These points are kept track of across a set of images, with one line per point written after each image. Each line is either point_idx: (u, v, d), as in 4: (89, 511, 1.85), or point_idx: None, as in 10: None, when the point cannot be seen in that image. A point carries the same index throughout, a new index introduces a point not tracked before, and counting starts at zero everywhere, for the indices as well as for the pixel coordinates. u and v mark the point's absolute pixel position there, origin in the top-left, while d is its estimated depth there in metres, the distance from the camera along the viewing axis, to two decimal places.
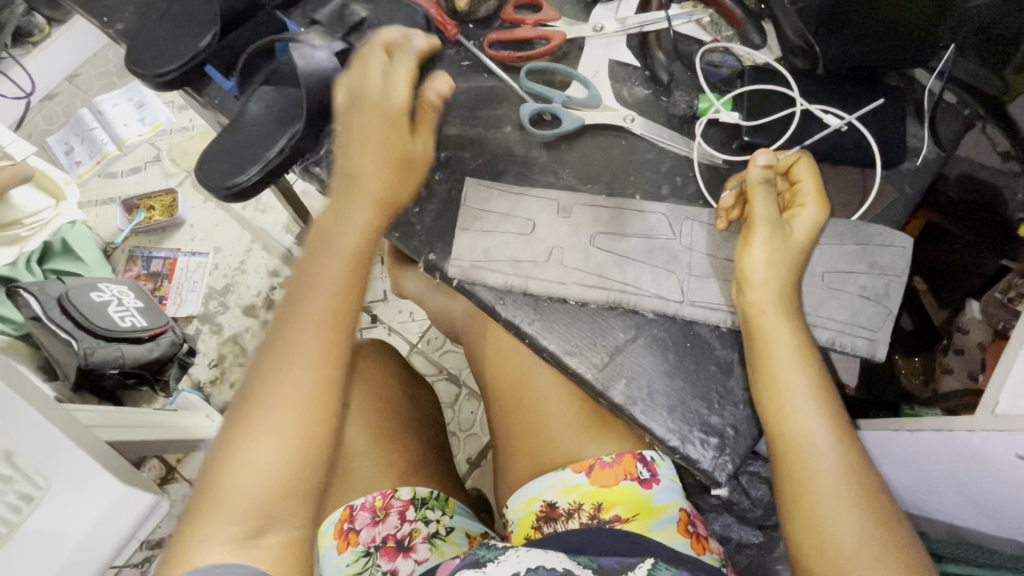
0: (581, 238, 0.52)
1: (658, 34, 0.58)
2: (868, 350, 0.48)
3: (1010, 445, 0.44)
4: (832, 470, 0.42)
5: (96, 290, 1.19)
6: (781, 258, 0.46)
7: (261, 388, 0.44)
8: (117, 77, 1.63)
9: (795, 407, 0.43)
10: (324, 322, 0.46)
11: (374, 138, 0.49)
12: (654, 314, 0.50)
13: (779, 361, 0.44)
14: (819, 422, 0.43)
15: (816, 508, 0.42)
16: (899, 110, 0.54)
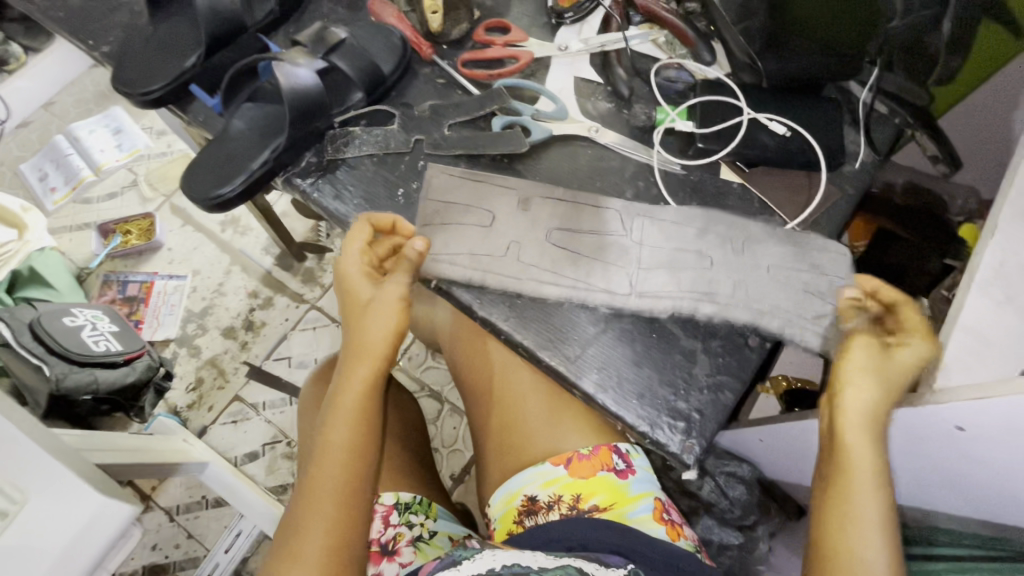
0: (538, 233, 0.56)
1: (618, 53, 0.63)
2: (811, 342, 0.52)
3: (948, 417, 0.47)
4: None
5: (69, 315, 1.18)
6: (874, 379, 0.46)
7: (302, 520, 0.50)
8: (94, 104, 1.64)
9: (864, 523, 0.44)
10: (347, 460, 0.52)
11: (363, 302, 0.55)
12: (605, 310, 0.53)
13: (855, 477, 0.44)
14: (868, 467, 0.45)
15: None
16: (837, 118, 0.59)
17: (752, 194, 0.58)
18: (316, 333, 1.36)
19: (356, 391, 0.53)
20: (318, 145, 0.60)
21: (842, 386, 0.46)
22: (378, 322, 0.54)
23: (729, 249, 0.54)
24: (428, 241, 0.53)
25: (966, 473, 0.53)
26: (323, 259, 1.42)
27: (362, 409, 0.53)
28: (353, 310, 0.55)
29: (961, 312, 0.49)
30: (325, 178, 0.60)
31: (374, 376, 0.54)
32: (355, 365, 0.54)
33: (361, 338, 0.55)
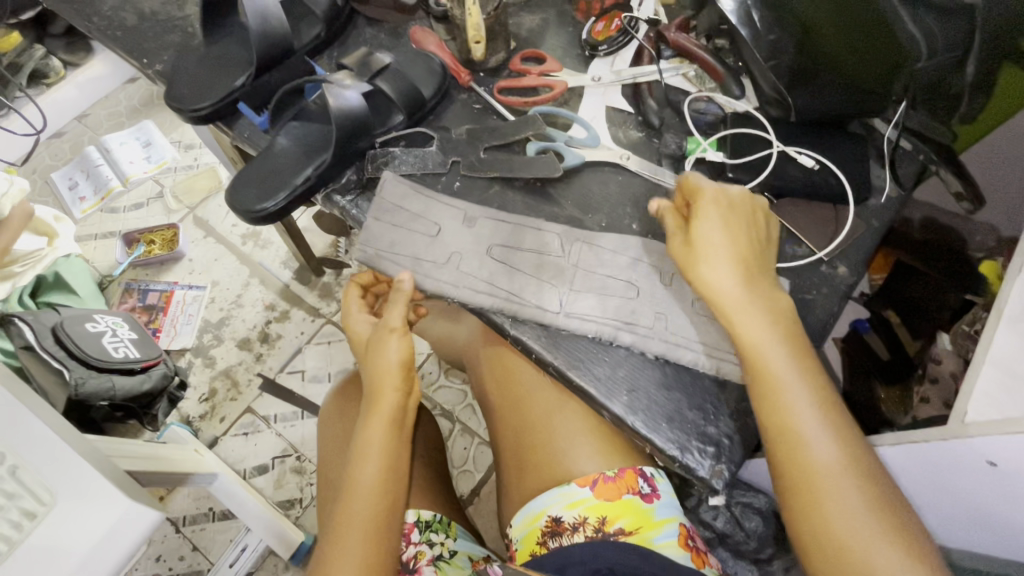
0: (480, 247, 0.58)
1: (650, 85, 0.66)
2: (737, 375, 0.52)
3: (979, 451, 0.47)
4: (830, 469, 0.46)
5: (92, 320, 1.20)
6: (724, 256, 0.50)
7: (345, 515, 0.55)
8: (126, 117, 1.69)
9: (798, 431, 0.47)
10: (384, 456, 0.57)
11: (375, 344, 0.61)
12: (534, 323, 0.55)
13: (770, 374, 0.48)
14: (779, 353, 0.48)
15: (846, 543, 0.44)
16: (862, 154, 0.61)
17: (779, 224, 0.59)
18: (330, 347, 1.37)
19: (377, 424, 0.58)
20: (359, 164, 0.63)
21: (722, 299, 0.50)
22: (385, 356, 0.60)
23: (663, 275, 0.56)
24: (410, 274, 0.57)
25: (993, 510, 0.53)
26: (340, 275, 1.44)
27: (385, 441, 0.57)
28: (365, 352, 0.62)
29: (991, 346, 0.49)
30: (363, 196, 0.62)
31: (395, 411, 0.59)
32: (378, 400, 0.59)
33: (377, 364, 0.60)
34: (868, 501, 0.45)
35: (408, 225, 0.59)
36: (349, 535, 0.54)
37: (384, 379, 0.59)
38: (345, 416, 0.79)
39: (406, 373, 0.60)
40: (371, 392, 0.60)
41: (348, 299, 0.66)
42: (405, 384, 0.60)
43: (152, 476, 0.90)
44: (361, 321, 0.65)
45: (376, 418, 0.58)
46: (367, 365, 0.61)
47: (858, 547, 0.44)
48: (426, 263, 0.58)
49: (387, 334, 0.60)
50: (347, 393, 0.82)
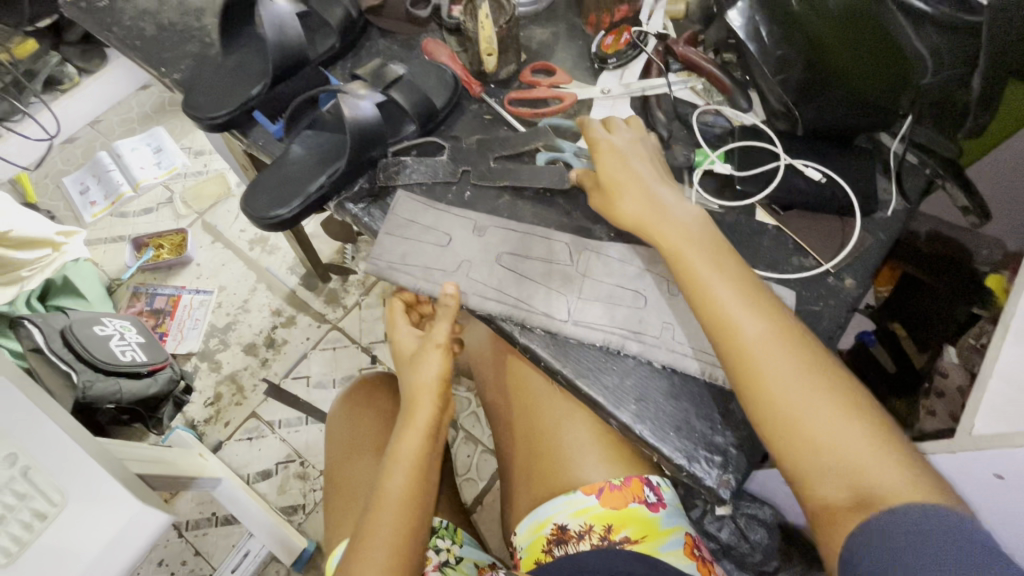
0: (489, 255, 0.59)
1: (658, 97, 0.67)
2: None
3: (987, 463, 0.48)
4: (762, 344, 0.46)
5: (100, 323, 1.21)
6: (634, 184, 0.55)
7: (373, 524, 0.55)
8: (138, 123, 1.72)
9: (727, 315, 0.47)
10: (414, 468, 0.57)
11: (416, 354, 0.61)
12: (543, 331, 0.55)
13: (690, 266, 0.50)
14: (699, 249, 0.50)
15: (800, 420, 0.44)
16: (868, 168, 0.62)
17: (787, 236, 0.60)
18: (335, 353, 1.38)
19: (413, 436, 0.58)
20: (371, 172, 0.64)
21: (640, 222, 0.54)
22: (425, 372, 0.59)
23: (671, 284, 0.57)
24: (456, 286, 0.56)
25: (1001, 523, 0.53)
26: (347, 281, 1.45)
27: (420, 453, 0.57)
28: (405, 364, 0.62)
29: (999, 359, 0.50)
30: (375, 204, 0.63)
31: (430, 423, 0.59)
32: (413, 412, 0.59)
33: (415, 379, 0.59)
34: (800, 364, 0.45)
35: (419, 233, 0.60)
36: (376, 544, 0.54)
37: (421, 392, 0.59)
38: (355, 422, 0.80)
39: (445, 388, 0.60)
40: (406, 404, 0.60)
41: (392, 307, 0.64)
42: (442, 400, 0.60)
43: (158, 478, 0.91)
44: (407, 332, 0.63)
45: (410, 430, 0.58)
46: (404, 378, 0.61)
47: (812, 425, 0.43)
48: (437, 270, 0.58)
49: (430, 347, 0.59)
50: (358, 398, 0.83)
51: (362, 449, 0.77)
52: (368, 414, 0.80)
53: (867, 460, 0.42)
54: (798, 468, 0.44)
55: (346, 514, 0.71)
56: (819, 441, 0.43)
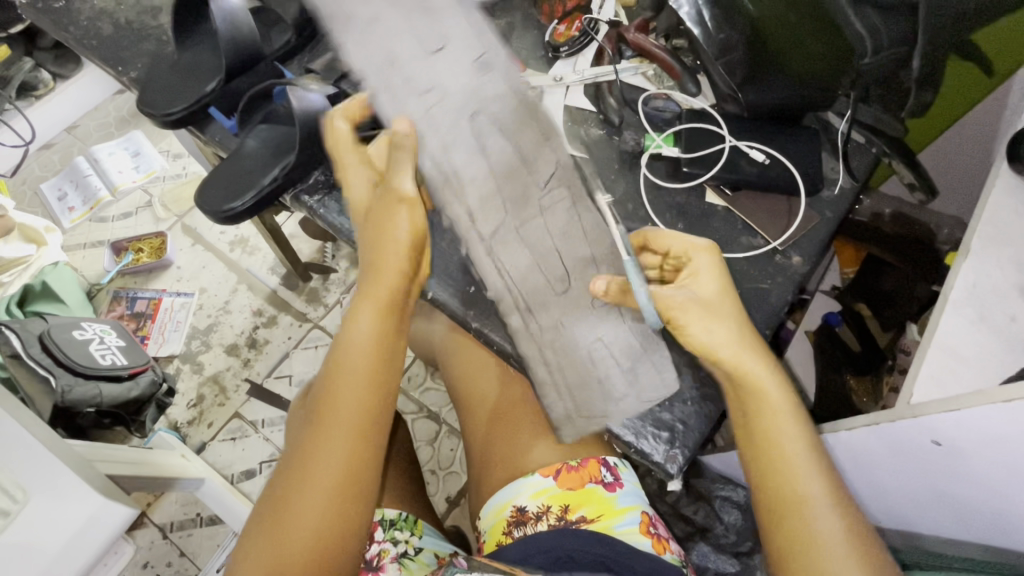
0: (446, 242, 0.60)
1: (610, 84, 0.67)
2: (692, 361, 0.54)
3: (924, 431, 0.49)
4: (780, 407, 0.49)
5: (79, 328, 1.21)
6: None
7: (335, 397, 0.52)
8: (115, 128, 1.71)
9: (769, 398, 0.49)
10: (376, 337, 0.54)
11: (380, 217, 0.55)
12: (493, 315, 0.57)
13: (713, 310, 0.50)
14: (710, 284, 0.51)
15: (790, 482, 0.47)
16: (815, 148, 0.62)
17: (735, 217, 0.61)
18: (317, 352, 1.38)
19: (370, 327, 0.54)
20: (327, 165, 0.64)
21: (712, 349, 0.49)
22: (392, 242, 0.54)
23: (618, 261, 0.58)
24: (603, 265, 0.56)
25: (945, 490, 0.54)
26: (327, 280, 1.45)
27: (377, 339, 0.54)
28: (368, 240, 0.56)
29: (937, 331, 0.52)
30: (331, 196, 0.63)
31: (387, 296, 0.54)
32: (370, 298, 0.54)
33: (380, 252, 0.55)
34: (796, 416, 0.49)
35: None
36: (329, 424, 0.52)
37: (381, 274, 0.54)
38: None
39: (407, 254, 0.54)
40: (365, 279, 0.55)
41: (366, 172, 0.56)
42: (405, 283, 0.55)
43: (138, 481, 0.91)
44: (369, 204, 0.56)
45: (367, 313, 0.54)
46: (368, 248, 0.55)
47: (794, 472, 0.47)
48: None
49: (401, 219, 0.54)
50: None
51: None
52: None
53: (820, 501, 0.46)
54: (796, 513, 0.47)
55: None
56: (805, 506, 0.47)
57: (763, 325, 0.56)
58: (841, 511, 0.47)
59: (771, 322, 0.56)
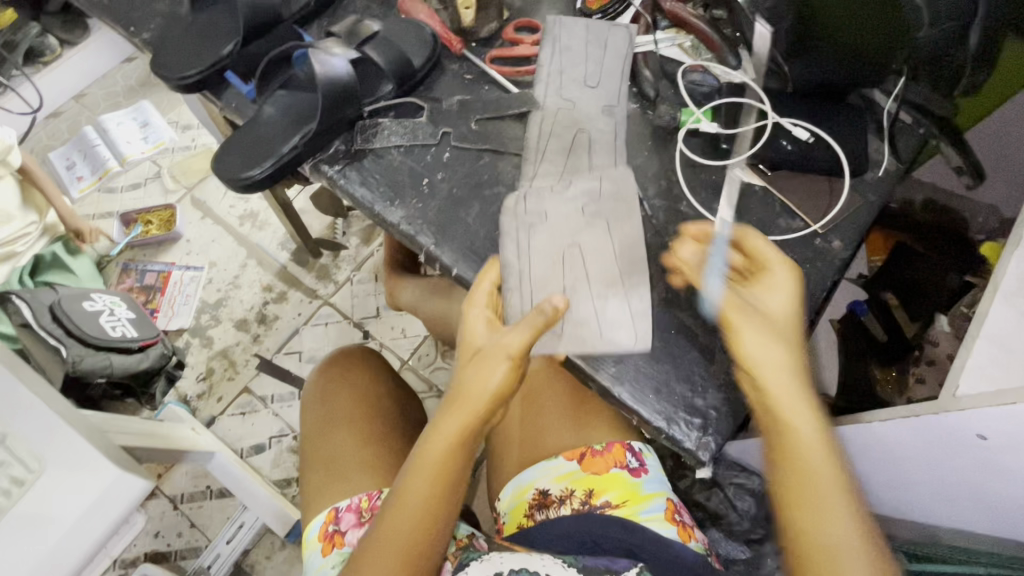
0: (472, 218, 0.58)
1: (646, 55, 0.64)
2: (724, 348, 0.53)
3: (970, 424, 0.47)
4: (813, 444, 0.45)
5: (89, 299, 1.19)
6: None
7: (419, 467, 0.51)
8: (123, 97, 1.68)
9: (788, 398, 0.46)
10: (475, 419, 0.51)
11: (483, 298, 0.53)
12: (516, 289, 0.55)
13: (750, 319, 0.47)
14: (778, 296, 0.48)
15: (816, 510, 0.44)
16: (859, 127, 0.59)
17: (774, 197, 0.58)
18: (327, 329, 1.37)
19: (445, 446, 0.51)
20: (348, 134, 0.62)
21: (753, 363, 0.47)
22: (486, 378, 0.50)
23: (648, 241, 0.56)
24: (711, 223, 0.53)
25: (984, 486, 0.53)
26: (338, 257, 1.43)
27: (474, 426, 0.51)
28: (466, 356, 0.53)
29: (987, 320, 0.50)
30: (351, 165, 0.60)
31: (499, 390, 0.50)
32: (451, 416, 0.51)
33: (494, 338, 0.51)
34: (823, 436, 0.46)
35: (401, 193, 0.59)
36: (409, 496, 0.51)
37: (493, 356, 0.50)
38: (335, 397, 0.80)
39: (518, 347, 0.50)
40: (473, 356, 0.51)
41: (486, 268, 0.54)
42: (490, 413, 0.51)
43: (151, 452, 0.92)
44: (479, 319, 0.53)
45: (475, 387, 0.50)
46: (477, 322, 0.52)
47: (827, 519, 0.44)
48: (419, 227, 0.58)
49: (501, 346, 0.50)
50: (334, 370, 0.83)
51: (341, 424, 0.76)
52: (348, 385, 0.81)
53: (848, 551, 0.43)
54: (812, 541, 0.44)
55: (327, 483, 0.72)
56: (834, 538, 0.43)
57: (803, 311, 0.54)
58: (875, 560, 0.43)
59: (809, 308, 0.54)
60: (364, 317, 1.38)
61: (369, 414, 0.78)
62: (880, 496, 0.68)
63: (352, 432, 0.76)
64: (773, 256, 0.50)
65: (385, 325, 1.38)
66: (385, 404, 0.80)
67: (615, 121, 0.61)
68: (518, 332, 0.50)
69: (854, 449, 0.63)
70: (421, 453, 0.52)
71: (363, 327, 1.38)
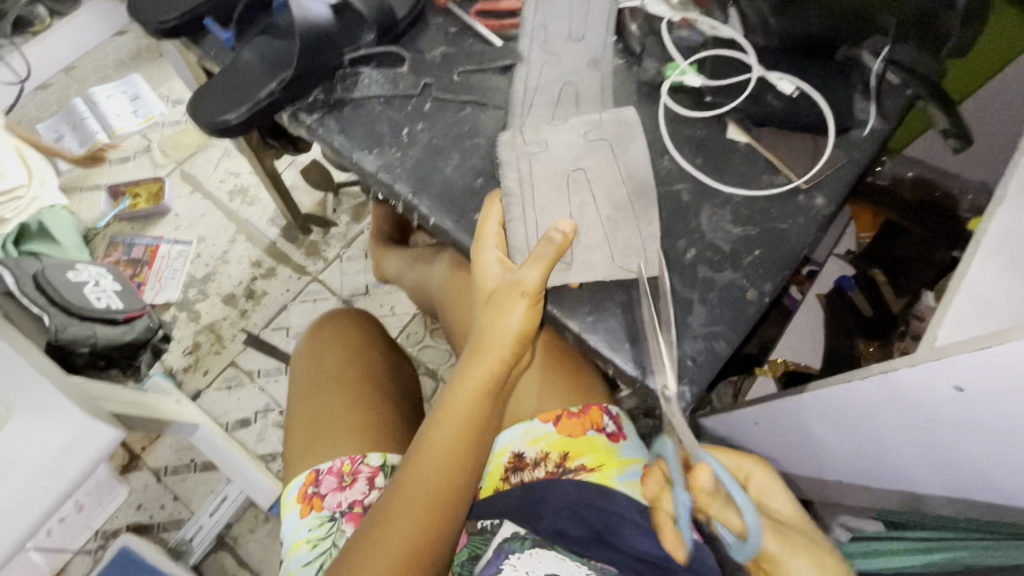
0: (452, 168, 0.57)
1: (632, 11, 0.62)
2: (702, 306, 0.52)
3: (946, 375, 0.46)
4: None
5: (74, 270, 1.17)
6: None
7: (448, 408, 0.53)
8: (113, 71, 1.66)
9: None
10: (497, 361, 0.52)
11: (492, 238, 0.53)
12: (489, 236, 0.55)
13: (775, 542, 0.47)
14: (778, 495, 0.53)
15: None
16: (846, 85, 0.58)
17: (758, 153, 0.57)
18: (316, 305, 1.36)
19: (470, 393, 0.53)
20: (327, 83, 0.60)
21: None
22: (506, 321, 0.51)
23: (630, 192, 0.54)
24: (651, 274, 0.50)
25: (961, 444, 0.52)
26: (328, 234, 1.42)
27: (496, 366, 0.52)
28: (484, 299, 0.54)
29: (966, 274, 0.49)
30: (330, 114, 0.60)
31: (516, 329, 0.51)
32: (475, 363, 0.53)
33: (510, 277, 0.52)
34: None
35: (380, 143, 0.58)
36: (435, 437, 0.53)
37: (507, 293, 0.51)
38: (319, 357, 0.79)
39: (533, 285, 0.50)
40: (491, 298, 0.52)
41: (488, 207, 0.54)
42: (512, 356, 0.53)
43: (137, 422, 0.86)
44: (493, 262, 0.52)
45: (496, 329, 0.52)
46: (491, 264, 0.53)
47: None
48: (398, 175, 0.57)
49: (517, 285, 0.50)
50: (319, 333, 0.82)
51: (319, 387, 0.76)
52: (333, 347, 0.80)
53: None
54: None
55: (305, 444, 0.72)
56: None
57: (784, 266, 0.53)
58: None
59: (789, 263, 0.53)
60: (353, 294, 1.37)
61: (351, 374, 0.77)
62: (862, 465, 0.68)
63: (332, 394, 0.75)
64: (757, 478, 0.55)
65: (373, 302, 1.37)
66: (370, 367, 0.78)
67: (600, 72, 0.60)
68: (530, 270, 0.50)
69: (833, 414, 0.63)
70: (448, 396, 0.54)
71: (352, 304, 1.36)
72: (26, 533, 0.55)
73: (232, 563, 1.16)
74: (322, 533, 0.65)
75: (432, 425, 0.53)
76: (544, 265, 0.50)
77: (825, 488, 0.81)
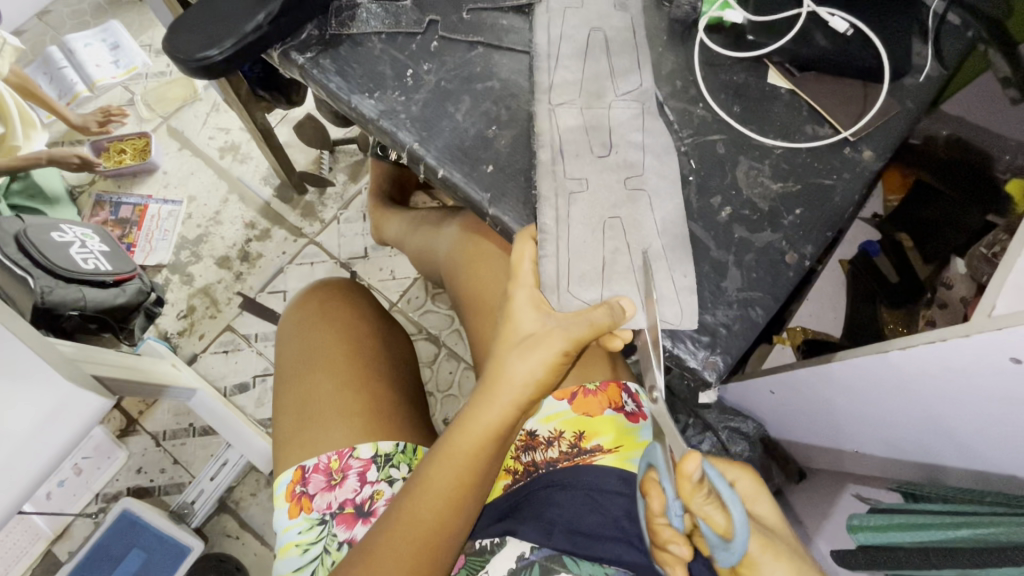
0: (463, 118, 0.52)
1: None
2: (736, 270, 0.48)
3: (1003, 347, 0.43)
4: None
5: (58, 230, 1.09)
6: None
7: (450, 446, 0.49)
8: (91, 16, 1.55)
9: None
10: (511, 408, 0.48)
11: (528, 278, 0.47)
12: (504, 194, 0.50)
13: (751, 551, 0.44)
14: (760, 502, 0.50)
15: None
16: (903, 23, 0.52)
17: (800, 101, 0.52)
18: (313, 269, 1.31)
19: (478, 434, 0.49)
20: (321, 18, 0.54)
21: None
22: (529, 367, 0.47)
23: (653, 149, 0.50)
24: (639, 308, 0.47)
25: (1003, 417, 0.50)
26: (325, 194, 1.36)
27: (510, 412, 0.48)
28: (505, 339, 0.49)
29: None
30: (325, 53, 0.53)
31: (534, 377, 0.47)
32: (487, 404, 0.48)
33: (537, 322, 0.47)
34: None
35: (381, 85, 0.52)
36: (434, 474, 0.49)
37: (535, 342, 0.46)
38: (313, 330, 0.74)
39: (568, 347, 0.46)
40: (512, 338, 0.48)
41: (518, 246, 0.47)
42: (528, 400, 0.49)
43: (132, 386, 0.82)
44: (526, 304, 0.47)
45: (515, 375, 0.47)
46: (521, 306, 0.47)
47: None
48: (404, 123, 0.51)
49: (553, 338, 0.46)
50: (312, 305, 0.77)
51: (315, 363, 0.71)
52: (326, 323, 0.74)
53: None
54: None
55: (303, 423, 0.68)
56: None
57: (827, 227, 0.49)
58: None
59: (834, 223, 0.49)
60: (352, 257, 1.31)
61: (349, 352, 0.72)
62: (885, 438, 0.66)
63: (325, 374, 0.70)
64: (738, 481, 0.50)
65: (373, 266, 1.32)
66: (362, 345, 0.74)
67: (628, 14, 0.54)
68: (572, 325, 0.45)
69: (863, 387, 0.60)
70: (452, 433, 0.50)
71: (351, 268, 1.32)
72: (20, 493, 0.54)
73: (234, 525, 1.15)
74: (312, 537, 0.64)
75: (432, 461, 0.50)
76: (584, 327, 0.45)
77: (837, 459, 0.79)
